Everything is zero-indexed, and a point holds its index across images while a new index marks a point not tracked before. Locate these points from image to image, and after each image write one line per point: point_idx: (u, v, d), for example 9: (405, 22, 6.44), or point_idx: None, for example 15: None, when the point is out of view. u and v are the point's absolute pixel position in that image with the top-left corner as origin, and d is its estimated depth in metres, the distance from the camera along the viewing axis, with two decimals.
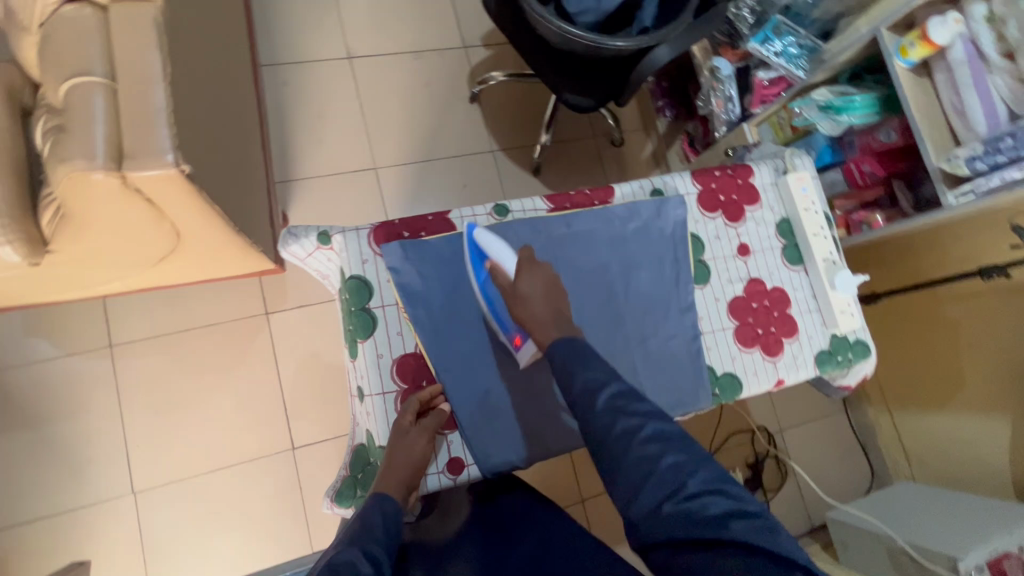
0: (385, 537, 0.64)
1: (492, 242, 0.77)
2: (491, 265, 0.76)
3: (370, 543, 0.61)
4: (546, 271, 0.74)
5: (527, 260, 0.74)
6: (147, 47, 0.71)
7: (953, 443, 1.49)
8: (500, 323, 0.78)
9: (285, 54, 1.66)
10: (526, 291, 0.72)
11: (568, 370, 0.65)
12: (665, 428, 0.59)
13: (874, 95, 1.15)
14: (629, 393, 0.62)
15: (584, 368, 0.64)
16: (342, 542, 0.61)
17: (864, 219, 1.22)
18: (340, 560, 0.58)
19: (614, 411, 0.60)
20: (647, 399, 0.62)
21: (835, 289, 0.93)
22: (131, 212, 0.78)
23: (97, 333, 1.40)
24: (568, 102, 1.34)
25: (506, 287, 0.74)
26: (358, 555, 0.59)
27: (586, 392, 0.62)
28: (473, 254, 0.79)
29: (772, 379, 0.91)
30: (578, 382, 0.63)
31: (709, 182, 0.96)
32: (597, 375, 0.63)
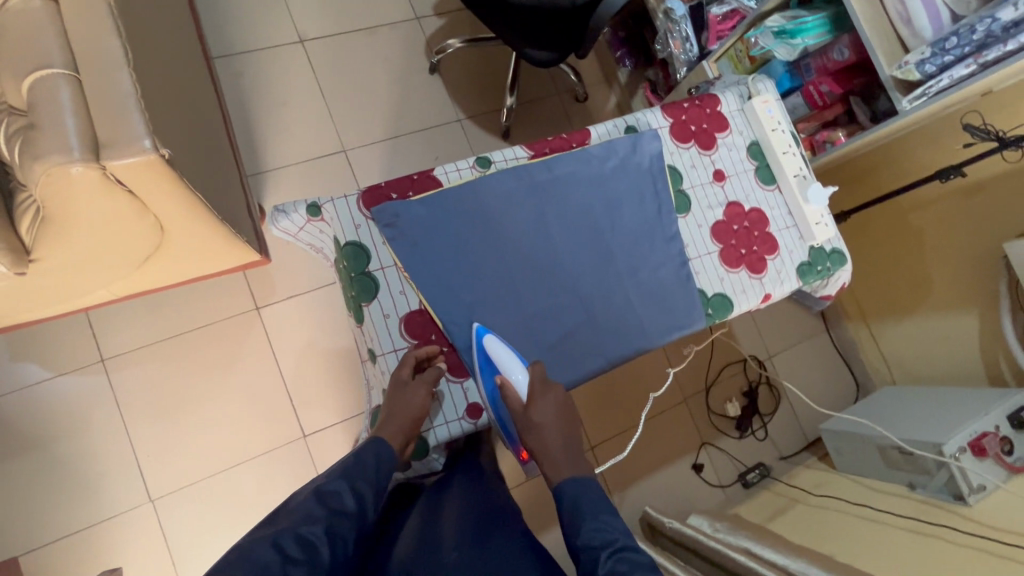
0: (375, 478, 0.70)
1: (503, 353, 0.78)
2: (501, 380, 0.77)
3: (359, 481, 0.68)
4: (558, 395, 0.77)
5: (540, 383, 0.77)
6: (107, 34, 0.70)
7: (928, 344, 1.58)
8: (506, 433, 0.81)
9: (234, 43, 1.62)
10: (540, 420, 0.74)
11: (576, 517, 0.65)
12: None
13: (824, 15, 1.18)
14: (635, 557, 0.59)
15: (591, 518, 0.64)
16: (336, 470, 0.68)
17: (826, 138, 1.27)
18: (328, 488, 0.65)
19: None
20: (653, 568, 0.58)
21: (809, 203, 0.98)
22: (114, 208, 0.78)
23: (86, 349, 1.38)
24: (528, 57, 1.34)
25: (518, 411, 0.76)
26: (345, 488, 0.65)
27: (592, 549, 0.61)
28: (483, 363, 0.79)
29: (759, 295, 0.96)
30: (583, 533, 0.63)
31: (679, 114, 0.99)
32: (602, 528, 0.62)
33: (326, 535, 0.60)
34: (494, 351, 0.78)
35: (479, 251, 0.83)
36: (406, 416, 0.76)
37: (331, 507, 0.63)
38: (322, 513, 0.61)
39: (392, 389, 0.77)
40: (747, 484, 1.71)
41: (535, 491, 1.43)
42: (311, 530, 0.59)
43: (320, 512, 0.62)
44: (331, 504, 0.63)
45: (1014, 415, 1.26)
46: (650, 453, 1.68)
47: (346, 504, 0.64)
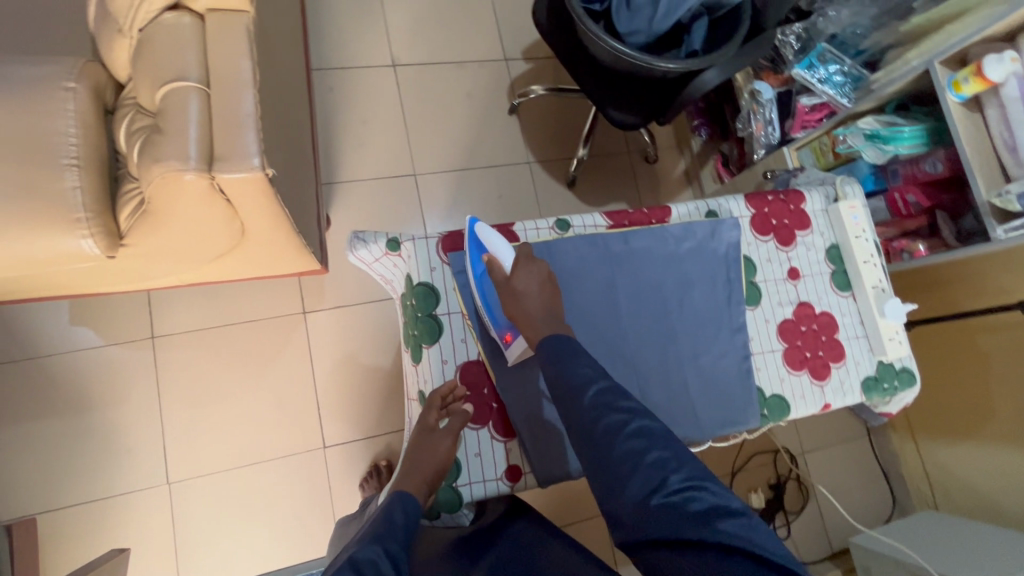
0: (404, 535, 0.68)
1: (493, 236, 0.78)
2: (488, 258, 0.77)
3: (391, 542, 0.65)
4: (542, 268, 0.76)
5: (525, 257, 0.76)
6: (240, 54, 0.74)
7: (981, 474, 1.48)
8: (492, 320, 0.78)
9: (332, 60, 1.70)
10: (523, 288, 0.74)
11: (558, 363, 0.67)
12: (649, 424, 0.61)
13: (922, 127, 1.17)
14: (615, 389, 0.63)
15: (573, 366, 0.66)
16: (363, 541, 0.65)
17: (905, 247, 1.26)
18: (361, 558, 0.62)
19: (602, 407, 0.61)
20: (631, 396, 0.63)
21: (884, 316, 0.94)
22: (207, 214, 0.81)
23: (139, 324, 1.43)
24: (611, 118, 1.36)
25: (502, 281, 0.75)
26: (378, 555, 0.63)
27: (577, 385, 0.64)
28: (472, 248, 0.80)
29: (818, 403, 0.92)
30: (565, 372, 0.65)
31: (762, 206, 0.98)
32: (586, 372, 0.65)
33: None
34: (484, 233, 0.78)
35: None
36: (428, 468, 0.75)
37: None
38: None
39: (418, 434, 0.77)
40: None
41: None
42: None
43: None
44: (367, 573, 0.60)
45: None
46: None
47: (383, 571, 0.61)
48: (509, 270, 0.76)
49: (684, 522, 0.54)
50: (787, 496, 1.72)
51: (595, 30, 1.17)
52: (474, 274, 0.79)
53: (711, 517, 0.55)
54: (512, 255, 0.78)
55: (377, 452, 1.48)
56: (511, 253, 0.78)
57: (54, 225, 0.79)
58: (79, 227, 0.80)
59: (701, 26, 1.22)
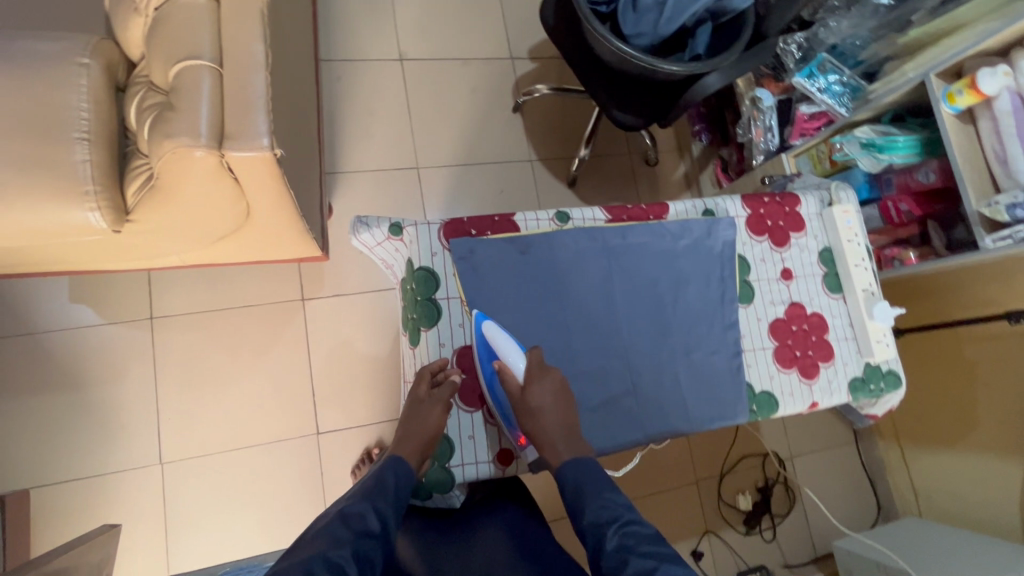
0: (396, 494, 0.70)
1: (502, 338, 0.79)
2: (499, 365, 0.78)
3: (381, 499, 0.68)
4: (555, 378, 0.78)
5: (537, 367, 0.78)
6: (253, 37, 0.76)
7: (964, 483, 1.51)
8: (504, 421, 0.80)
9: (340, 51, 1.72)
10: (538, 404, 0.76)
11: (580, 498, 0.70)
12: (678, 574, 0.58)
13: (917, 137, 1.19)
14: (643, 533, 0.64)
15: (595, 502, 0.68)
16: (356, 495, 0.68)
17: (896, 255, 1.28)
18: (351, 511, 0.65)
19: (623, 552, 0.61)
20: (658, 540, 0.63)
21: (873, 319, 0.96)
22: (214, 192, 0.82)
23: (138, 304, 1.44)
24: (614, 119, 1.38)
25: (515, 393, 0.77)
26: (368, 510, 0.66)
27: (599, 530, 0.65)
28: (483, 354, 0.80)
29: (806, 401, 0.94)
30: (586, 515, 0.68)
31: (758, 207, 1.00)
32: (611, 508, 0.67)
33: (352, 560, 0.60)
34: (493, 338, 0.79)
35: (542, 305, 0.85)
36: (418, 437, 0.77)
37: (354, 529, 0.63)
38: (346, 537, 0.62)
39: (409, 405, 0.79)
40: None
41: None
42: (338, 554, 0.59)
43: (345, 536, 0.62)
44: (356, 526, 0.63)
45: None
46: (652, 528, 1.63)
47: (370, 525, 0.64)
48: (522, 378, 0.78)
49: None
50: (774, 499, 1.74)
51: (602, 31, 1.20)
52: (485, 378, 0.80)
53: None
54: (524, 360, 0.79)
55: (370, 440, 1.49)
56: (522, 358, 0.78)
57: (62, 197, 0.80)
58: (86, 200, 0.82)
59: (704, 31, 1.24)
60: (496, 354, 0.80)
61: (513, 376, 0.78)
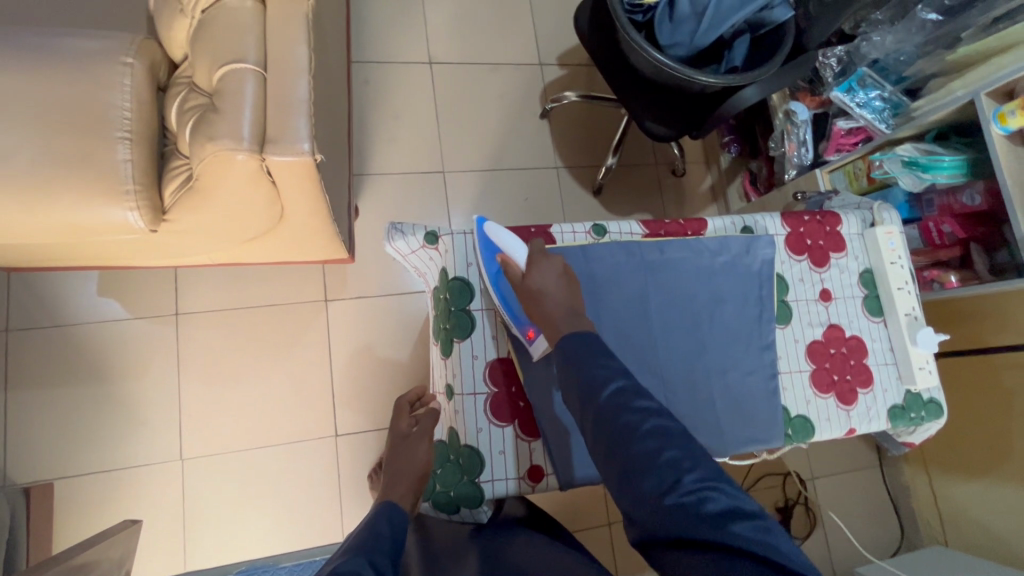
0: (390, 549, 0.67)
1: (500, 231, 0.79)
2: (503, 257, 0.77)
3: (375, 553, 0.64)
4: (557, 263, 0.76)
5: (539, 252, 0.76)
6: (297, 41, 0.76)
7: (993, 514, 1.46)
8: (512, 316, 0.79)
9: (371, 53, 1.72)
10: (540, 286, 0.73)
11: (577, 363, 0.66)
12: (665, 424, 0.60)
13: (964, 157, 1.16)
14: (634, 389, 0.63)
15: (591, 365, 0.65)
16: (347, 555, 0.63)
17: (936, 277, 1.24)
18: (344, 568, 0.60)
19: (617, 407, 0.61)
20: (649, 395, 0.62)
21: (915, 345, 0.93)
22: (251, 194, 0.82)
23: (165, 300, 1.45)
24: (645, 129, 1.37)
25: (518, 281, 0.76)
26: (363, 565, 0.61)
27: (593, 383, 0.63)
28: (484, 249, 0.80)
29: (843, 428, 0.91)
30: (583, 372, 0.64)
31: (798, 226, 0.97)
32: (604, 373, 0.64)
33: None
34: (492, 231, 0.78)
35: None
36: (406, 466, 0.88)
37: None
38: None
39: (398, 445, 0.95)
40: None
41: None
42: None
43: None
44: None
45: None
46: None
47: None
48: (523, 267, 0.76)
49: (694, 520, 0.54)
50: (795, 520, 1.70)
51: (639, 40, 1.18)
52: (488, 273, 0.80)
53: (723, 520, 0.54)
54: (527, 252, 0.78)
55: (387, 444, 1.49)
56: (525, 249, 0.78)
57: (102, 196, 0.81)
58: (125, 199, 0.82)
59: (742, 43, 1.23)
60: (500, 249, 0.79)
61: (516, 267, 0.77)
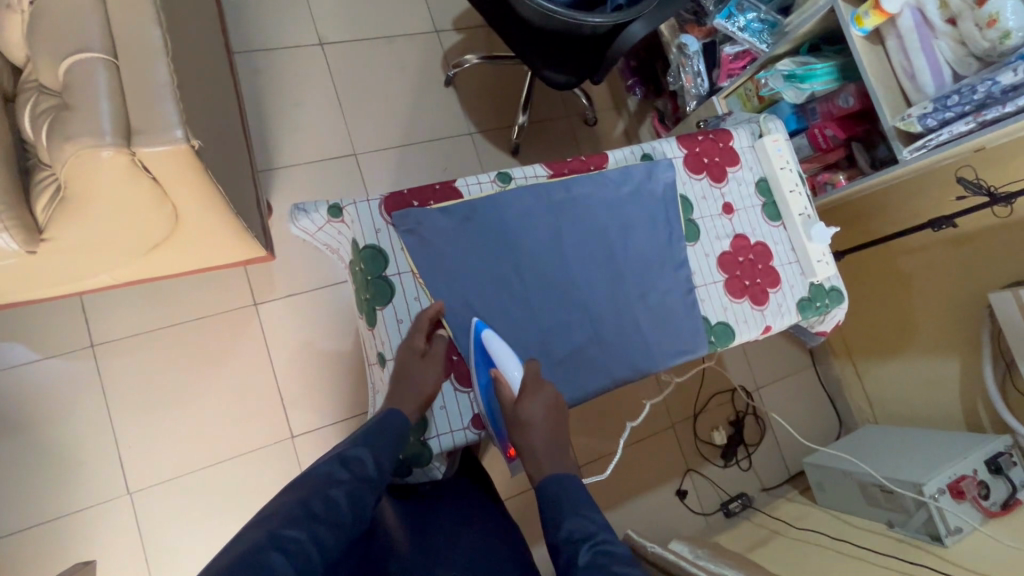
0: (395, 445, 0.70)
1: (499, 346, 0.79)
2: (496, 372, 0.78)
3: (380, 448, 0.68)
4: (549, 394, 0.77)
5: (533, 381, 0.77)
6: (147, 23, 0.70)
7: (913, 386, 1.62)
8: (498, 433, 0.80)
9: (254, 41, 1.63)
10: (527, 417, 0.74)
11: (556, 511, 0.64)
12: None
13: (833, 64, 1.24)
14: (616, 551, 0.59)
15: (571, 516, 0.63)
16: (355, 439, 0.69)
17: (828, 179, 1.33)
18: (351, 454, 0.66)
19: (592, 569, 0.56)
20: (632, 563, 0.57)
21: (812, 240, 1.01)
22: (133, 196, 0.77)
23: (76, 334, 1.35)
24: (545, 79, 1.38)
25: (507, 404, 0.76)
26: (367, 455, 0.66)
27: (570, 541, 0.60)
28: (477, 353, 0.80)
29: (760, 326, 0.98)
30: (563, 528, 0.62)
31: (693, 146, 1.02)
32: (584, 524, 0.62)
33: (345, 501, 0.61)
34: (491, 343, 0.79)
35: (498, 266, 0.85)
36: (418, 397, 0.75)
37: (352, 472, 0.65)
38: (342, 480, 0.63)
39: (406, 360, 0.78)
40: (730, 513, 1.71)
41: (528, 503, 1.43)
42: (334, 492, 0.61)
43: (342, 476, 0.64)
44: (353, 469, 0.65)
45: (991, 461, 1.29)
46: (638, 472, 1.70)
47: (368, 469, 0.65)
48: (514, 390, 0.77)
49: None
50: (746, 429, 1.83)
51: None
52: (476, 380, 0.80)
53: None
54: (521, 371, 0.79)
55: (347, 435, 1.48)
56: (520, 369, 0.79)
57: None
58: None
59: None
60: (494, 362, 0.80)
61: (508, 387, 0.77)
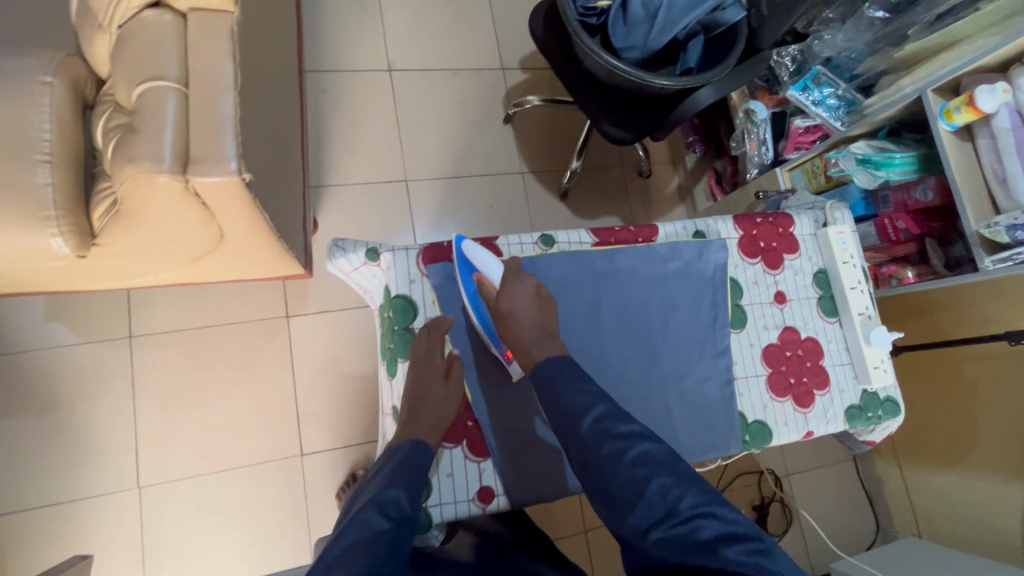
0: (421, 475, 0.68)
1: (480, 253, 0.80)
2: (478, 276, 0.79)
3: (409, 482, 0.66)
4: (530, 284, 0.79)
5: (513, 272, 0.79)
6: (222, 57, 0.72)
7: (966, 505, 1.47)
8: (491, 338, 0.79)
9: (327, 62, 1.69)
10: (510, 308, 0.75)
11: (554, 389, 0.69)
12: (651, 451, 0.63)
13: (915, 154, 1.16)
14: (615, 414, 0.66)
15: (570, 392, 0.68)
16: (389, 478, 0.66)
17: (894, 273, 1.24)
18: (387, 498, 0.63)
19: (600, 435, 0.64)
20: (630, 420, 0.65)
21: (870, 344, 0.93)
22: (183, 216, 0.79)
23: (117, 323, 1.40)
24: (605, 133, 1.35)
25: (493, 299, 0.78)
26: (403, 496, 0.64)
27: (576, 413, 0.66)
28: (461, 268, 0.81)
29: (801, 430, 0.91)
30: (562, 402, 0.67)
31: (750, 228, 0.97)
32: (585, 398, 0.67)
33: (388, 550, 0.58)
34: (471, 251, 0.80)
35: None
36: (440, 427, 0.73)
37: (391, 517, 0.61)
38: (382, 526, 0.60)
39: (424, 385, 0.75)
40: None
41: None
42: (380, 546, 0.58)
43: (382, 525, 0.60)
44: (391, 514, 0.62)
45: None
46: None
47: (404, 510, 0.63)
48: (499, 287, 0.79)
49: (687, 550, 0.57)
50: (771, 518, 1.70)
51: (592, 44, 1.17)
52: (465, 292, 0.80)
53: (718, 545, 0.57)
54: (502, 270, 0.80)
55: (355, 461, 1.46)
56: (500, 268, 0.80)
57: (23, 222, 0.77)
58: (48, 225, 0.78)
59: (697, 44, 1.23)
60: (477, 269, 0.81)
61: (492, 285, 0.79)
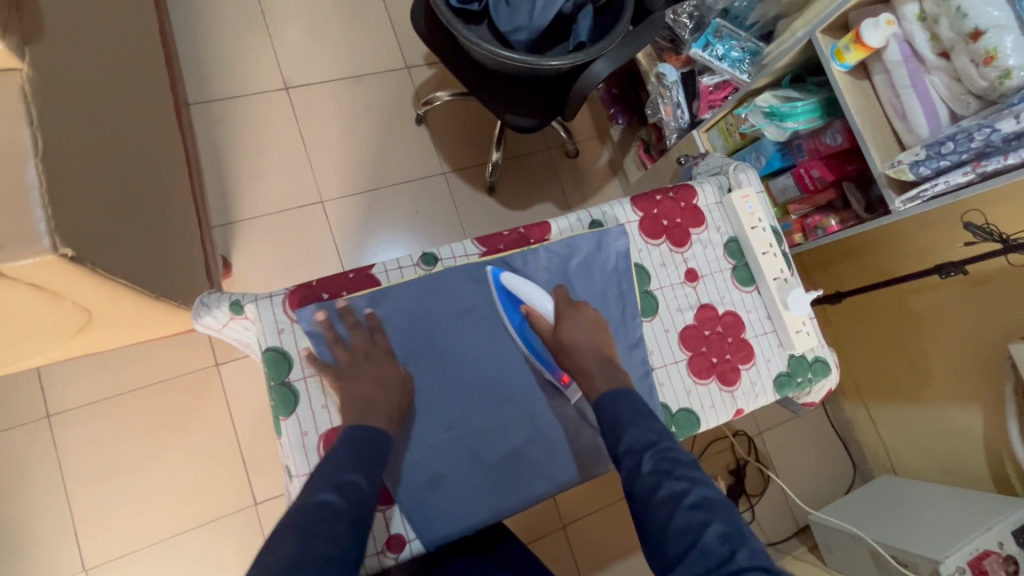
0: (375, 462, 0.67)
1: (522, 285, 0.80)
2: (527, 309, 0.80)
3: (371, 467, 0.66)
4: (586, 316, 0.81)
5: (568, 304, 0.81)
6: (17, 123, 0.64)
7: (930, 433, 1.47)
8: (544, 364, 0.81)
9: (216, 91, 1.59)
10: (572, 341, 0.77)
11: (618, 423, 0.68)
12: (711, 496, 0.60)
13: (816, 100, 1.12)
14: (674, 456, 0.64)
15: (632, 428, 0.67)
16: (343, 460, 0.65)
17: (819, 223, 1.21)
18: (346, 479, 0.63)
19: (660, 475, 0.62)
20: (693, 464, 0.63)
21: (789, 309, 0.89)
22: (19, 301, 0.72)
23: (30, 404, 1.32)
24: (509, 123, 1.27)
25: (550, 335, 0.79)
26: (361, 478, 0.63)
27: (635, 449, 0.64)
28: (505, 303, 0.82)
29: (730, 410, 0.87)
30: (625, 439, 0.66)
31: (651, 208, 0.92)
32: (647, 436, 0.66)
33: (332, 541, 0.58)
34: (512, 285, 0.80)
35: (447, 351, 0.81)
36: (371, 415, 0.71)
37: (350, 498, 0.61)
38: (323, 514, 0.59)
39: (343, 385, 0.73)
40: None
41: None
42: (336, 528, 0.58)
43: (343, 507, 0.60)
44: (350, 494, 0.61)
45: (1020, 531, 1.15)
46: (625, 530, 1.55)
47: (363, 492, 0.62)
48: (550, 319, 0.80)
49: None
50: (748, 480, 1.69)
51: (472, 35, 1.10)
52: (514, 327, 0.82)
53: None
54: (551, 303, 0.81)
55: None
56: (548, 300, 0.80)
57: None
58: None
59: (586, 15, 1.14)
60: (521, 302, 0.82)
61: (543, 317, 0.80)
